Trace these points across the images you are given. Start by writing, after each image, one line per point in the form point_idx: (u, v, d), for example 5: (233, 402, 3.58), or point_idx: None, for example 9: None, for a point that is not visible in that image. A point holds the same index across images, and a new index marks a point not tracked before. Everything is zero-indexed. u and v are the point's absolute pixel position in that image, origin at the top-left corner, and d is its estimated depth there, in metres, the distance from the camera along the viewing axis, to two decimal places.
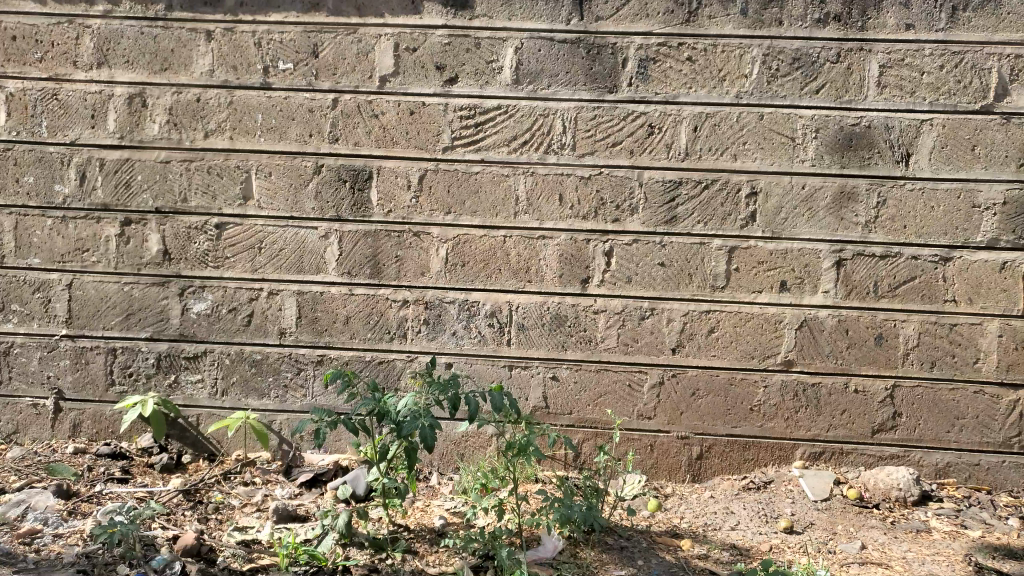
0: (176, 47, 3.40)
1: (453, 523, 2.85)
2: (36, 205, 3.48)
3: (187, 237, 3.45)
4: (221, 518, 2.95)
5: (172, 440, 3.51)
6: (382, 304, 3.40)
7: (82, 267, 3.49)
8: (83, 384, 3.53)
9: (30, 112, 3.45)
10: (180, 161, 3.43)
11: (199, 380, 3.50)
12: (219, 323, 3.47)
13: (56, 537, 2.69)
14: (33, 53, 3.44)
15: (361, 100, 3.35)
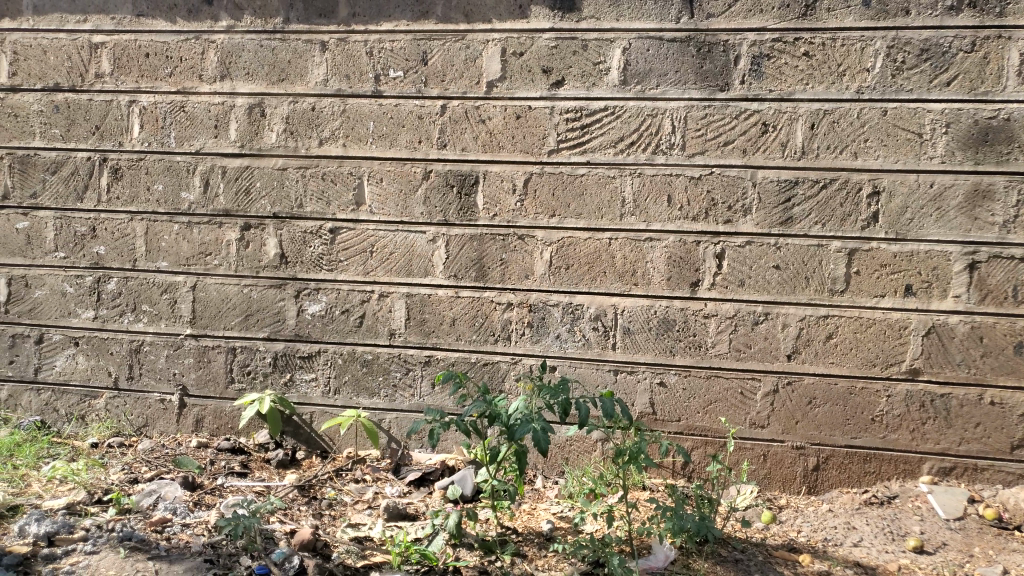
0: (293, 58, 3.54)
1: (561, 527, 2.83)
2: (164, 211, 3.68)
3: (303, 241, 3.57)
4: (335, 514, 3.03)
5: (287, 437, 3.65)
6: (488, 307, 3.42)
7: (205, 270, 3.66)
8: (205, 381, 3.71)
9: (159, 123, 3.66)
10: (296, 168, 3.56)
11: (313, 378, 3.62)
12: (333, 324, 3.58)
13: (184, 527, 2.83)
14: (163, 69, 3.65)
15: (468, 106, 3.39)
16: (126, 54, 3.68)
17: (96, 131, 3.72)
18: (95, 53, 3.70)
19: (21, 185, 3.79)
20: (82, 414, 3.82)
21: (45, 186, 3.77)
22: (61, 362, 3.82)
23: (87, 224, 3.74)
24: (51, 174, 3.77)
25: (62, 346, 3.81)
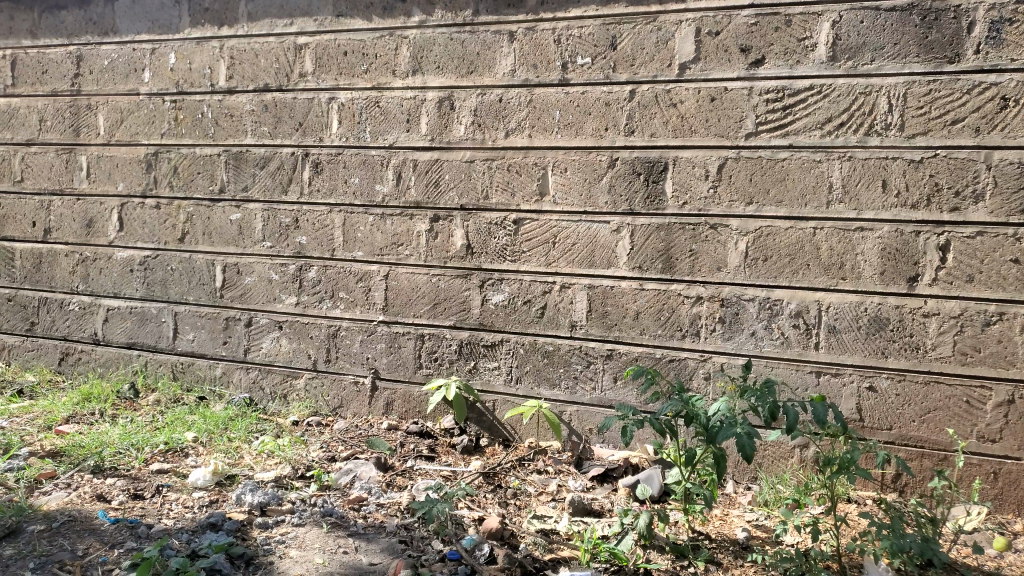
0: (481, 50, 3.57)
1: (758, 537, 2.65)
2: (360, 203, 3.85)
3: (489, 232, 3.60)
4: (520, 504, 3.02)
5: (471, 424, 3.71)
6: (675, 300, 3.28)
7: (397, 260, 3.79)
8: (395, 366, 3.85)
9: (356, 119, 3.83)
10: (483, 160, 3.59)
11: (496, 367, 3.64)
12: (516, 315, 3.58)
13: (379, 506, 2.94)
14: (360, 66, 3.81)
15: (659, 90, 3.26)
16: (327, 53, 3.87)
17: (299, 127, 3.95)
18: (299, 53, 3.93)
19: (235, 180, 4.10)
20: (284, 392, 4.10)
21: (254, 180, 4.06)
22: (267, 343, 4.11)
23: (290, 216, 3.99)
24: (260, 169, 4.05)
25: (268, 329, 4.09)
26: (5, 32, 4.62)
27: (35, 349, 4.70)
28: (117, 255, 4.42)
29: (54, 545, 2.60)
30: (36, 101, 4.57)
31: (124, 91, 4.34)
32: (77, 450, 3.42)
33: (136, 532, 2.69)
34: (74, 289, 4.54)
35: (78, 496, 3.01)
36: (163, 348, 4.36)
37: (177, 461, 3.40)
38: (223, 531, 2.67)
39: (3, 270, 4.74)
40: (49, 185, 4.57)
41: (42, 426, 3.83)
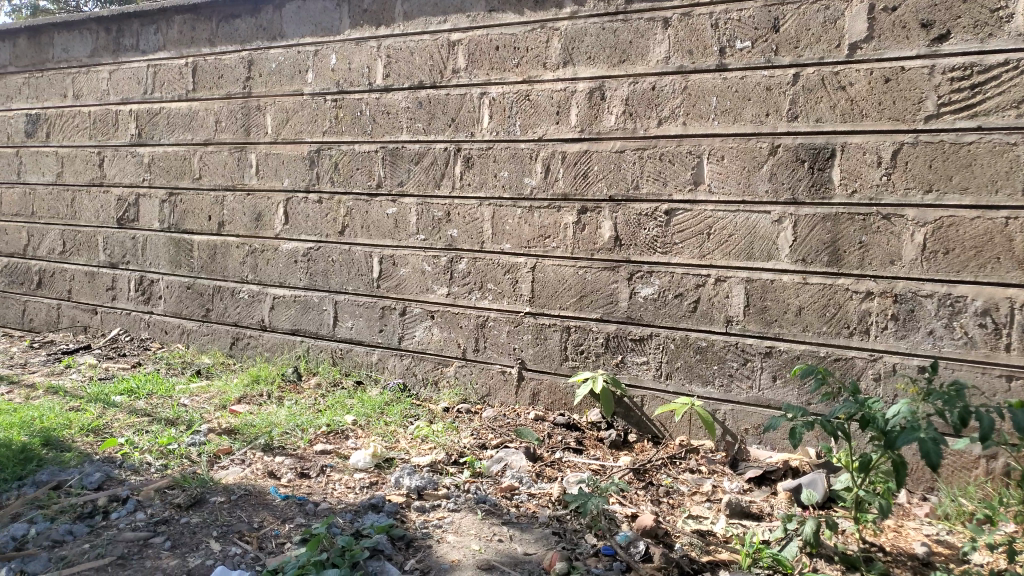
0: (634, 39, 3.50)
1: (940, 553, 2.45)
2: (509, 196, 3.88)
3: (639, 223, 3.53)
4: (673, 502, 2.95)
5: (619, 418, 3.66)
6: (841, 296, 3.09)
7: (544, 252, 3.80)
8: (541, 357, 3.87)
9: (507, 114, 3.86)
10: (633, 150, 3.52)
11: (645, 362, 3.57)
12: (667, 309, 3.49)
13: (530, 497, 2.96)
14: (511, 60, 3.84)
15: (826, 73, 3.07)
16: (480, 49, 3.92)
17: (452, 123, 4.03)
18: (452, 50, 4.01)
19: (391, 175, 4.26)
20: (435, 379, 4.22)
21: (409, 175, 4.19)
22: (420, 332, 4.24)
23: (443, 209, 4.09)
24: (415, 165, 4.17)
25: (420, 319, 4.23)
26: (187, 41, 5.01)
27: (210, 334, 5.09)
28: (283, 246, 4.70)
29: (233, 516, 2.80)
30: (213, 103, 4.93)
31: (290, 93, 4.60)
32: (250, 429, 3.67)
33: (305, 509, 2.85)
34: (245, 278, 4.88)
35: (252, 471, 3.23)
36: (324, 334, 4.60)
37: (338, 443, 3.57)
38: (384, 512, 2.78)
39: (184, 260, 5.16)
40: (223, 182, 4.92)
41: (218, 404, 4.15)
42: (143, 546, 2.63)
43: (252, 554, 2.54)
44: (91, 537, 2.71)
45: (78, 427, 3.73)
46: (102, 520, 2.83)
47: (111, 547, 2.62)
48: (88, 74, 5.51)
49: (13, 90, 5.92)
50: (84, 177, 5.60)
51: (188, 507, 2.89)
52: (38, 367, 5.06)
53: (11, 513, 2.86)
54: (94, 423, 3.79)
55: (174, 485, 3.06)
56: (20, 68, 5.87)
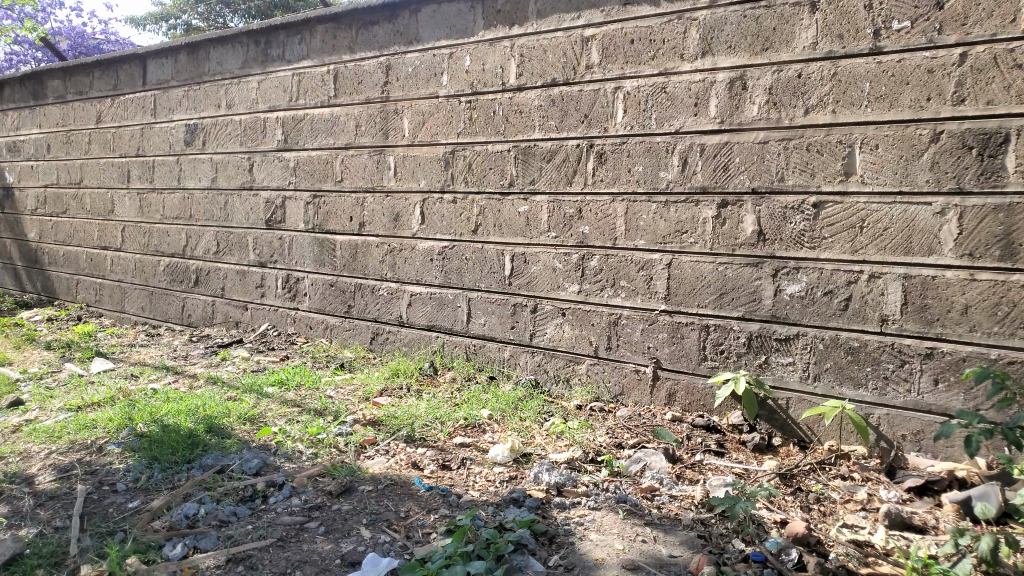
0: (779, 25, 3.35)
1: None
2: (644, 191, 3.82)
3: (784, 217, 3.39)
4: (824, 510, 2.80)
5: (761, 421, 3.54)
6: (1016, 293, 2.85)
7: (681, 248, 3.71)
8: (678, 356, 3.78)
9: (642, 107, 3.80)
10: (778, 140, 3.38)
11: (791, 363, 3.43)
12: (815, 307, 3.33)
13: (672, 498, 2.90)
14: (647, 53, 3.77)
15: (999, 50, 2.84)
16: (614, 43, 3.88)
17: (586, 118, 4.01)
18: (586, 46, 3.98)
19: (523, 173, 4.28)
20: (567, 376, 4.22)
21: (541, 173, 4.21)
22: (551, 329, 4.25)
23: (575, 206, 4.08)
24: (547, 162, 4.18)
25: (552, 316, 4.23)
26: (330, 49, 5.24)
27: (351, 329, 5.32)
28: (420, 245, 4.84)
29: (381, 505, 2.90)
30: (353, 108, 5.14)
31: (426, 95, 4.72)
32: (392, 420, 3.80)
33: (448, 500, 2.91)
34: (383, 276, 5.07)
35: (396, 462, 3.34)
36: (458, 330, 4.70)
37: (477, 436, 3.63)
38: (525, 507, 2.80)
39: (327, 259, 5.42)
40: (363, 184, 5.12)
41: (362, 396, 4.32)
42: (300, 529, 2.78)
43: (400, 542, 2.62)
44: (253, 518, 2.89)
45: (237, 415, 3.99)
46: (262, 504, 3.01)
47: (272, 530, 2.78)
48: (239, 84, 5.87)
49: (174, 102, 6.40)
50: (236, 181, 5.97)
51: (338, 494, 3.02)
52: (198, 359, 5.47)
53: (183, 493, 3.10)
54: (251, 412, 4.04)
55: (325, 473, 3.22)
56: (180, 82, 6.33)
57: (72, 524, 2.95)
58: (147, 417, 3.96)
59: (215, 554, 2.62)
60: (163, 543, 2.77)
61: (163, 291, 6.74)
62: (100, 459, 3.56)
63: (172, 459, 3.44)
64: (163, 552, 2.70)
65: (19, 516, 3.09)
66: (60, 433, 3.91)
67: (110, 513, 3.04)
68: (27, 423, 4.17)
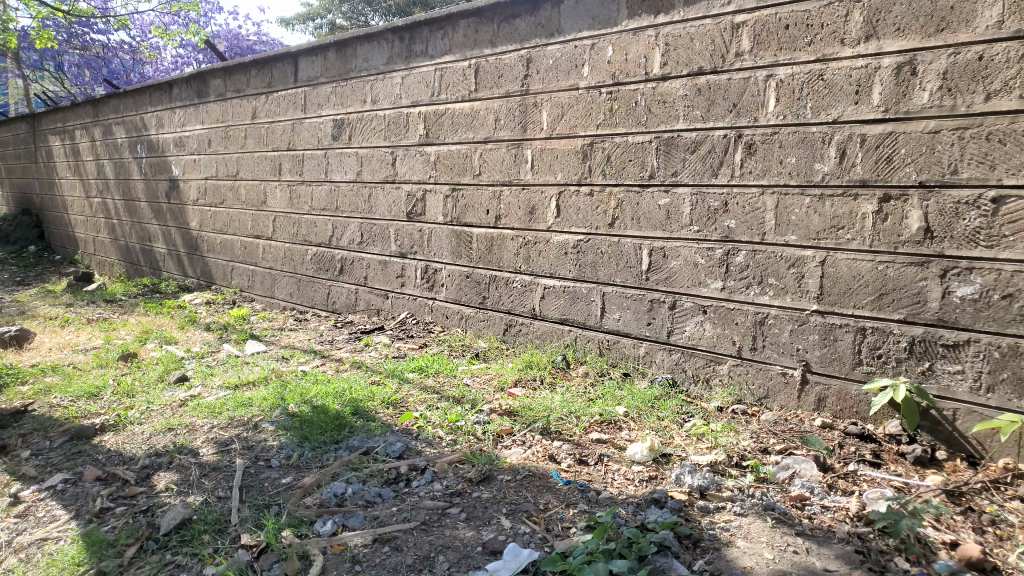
0: (957, 3, 3.08)
1: None
2: (796, 184, 3.63)
3: (956, 213, 3.13)
4: (1001, 534, 2.56)
5: (923, 433, 3.29)
6: None
7: (837, 244, 3.50)
8: (829, 360, 3.58)
9: (796, 95, 3.61)
10: (952, 129, 3.11)
11: (959, 372, 3.17)
12: (990, 311, 3.06)
13: (825, 509, 2.73)
14: (803, 38, 3.57)
15: None
16: (767, 29, 3.70)
17: (734, 108, 3.86)
18: (737, 33, 3.82)
19: (665, 165, 4.18)
20: (707, 377, 4.09)
21: (685, 164, 4.09)
22: (691, 327, 4.13)
23: (720, 199, 3.94)
24: (691, 153, 4.06)
25: (692, 313, 4.11)
26: (472, 43, 5.31)
27: (485, 320, 5.39)
28: (555, 238, 4.83)
29: (520, 496, 2.91)
30: (493, 102, 5.18)
31: (567, 87, 4.69)
32: (528, 412, 3.81)
33: (587, 496, 2.88)
34: (518, 268, 5.09)
35: (533, 454, 3.34)
36: (592, 325, 4.65)
37: (613, 433, 3.58)
38: (667, 508, 2.73)
39: (464, 251, 5.51)
40: (500, 177, 5.16)
41: (497, 386, 4.37)
42: (442, 515, 2.83)
43: (541, 534, 2.62)
44: (397, 501, 2.98)
45: (380, 399, 4.13)
46: (405, 487, 3.10)
47: (415, 513, 2.85)
48: (384, 80, 6.06)
49: (323, 99, 6.69)
50: (379, 175, 6.18)
51: (478, 482, 3.06)
52: (343, 344, 5.71)
53: (332, 472, 3.24)
54: (393, 397, 4.17)
55: (464, 461, 3.27)
56: (329, 79, 6.62)
57: (233, 495, 3.15)
58: (299, 398, 4.17)
59: (363, 534, 2.72)
60: (314, 519, 2.90)
61: (310, 279, 7.10)
62: (256, 435, 3.79)
63: (321, 439, 3.61)
64: (315, 528, 2.83)
65: (187, 484, 3.34)
66: (220, 409, 4.19)
67: (266, 487, 3.22)
68: (192, 398, 4.50)
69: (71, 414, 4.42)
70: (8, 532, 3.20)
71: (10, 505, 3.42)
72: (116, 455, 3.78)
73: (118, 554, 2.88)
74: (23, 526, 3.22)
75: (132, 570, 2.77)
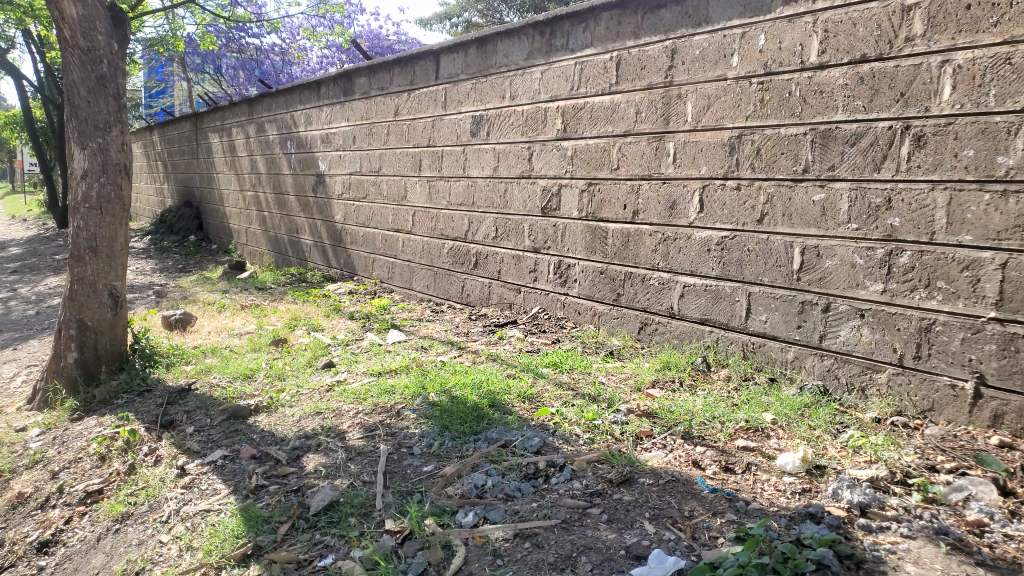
0: None
1: None
2: (974, 179, 3.33)
3: None
4: None
5: None
6: None
7: (1021, 246, 3.18)
8: (1009, 373, 3.25)
9: (978, 82, 3.29)
10: None
11: None
12: None
13: (1007, 538, 2.47)
14: (989, 19, 3.25)
15: None
16: (944, 10, 3.40)
17: (901, 97, 3.57)
18: (908, 15, 3.54)
19: (821, 159, 3.94)
20: (863, 386, 3.83)
21: (843, 158, 3.83)
22: (846, 332, 3.88)
23: (883, 195, 3.67)
24: (850, 146, 3.80)
25: (848, 317, 3.86)
26: (614, 36, 5.22)
27: (620, 317, 5.30)
28: (697, 235, 4.67)
29: (663, 500, 2.82)
30: (635, 95, 5.07)
31: (714, 78, 4.51)
32: (668, 414, 3.69)
33: (735, 505, 2.75)
34: (656, 265, 4.97)
35: (675, 458, 3.24)
36: (735, 326, 4.47)
37: (760, 441, 3.41)
38: (824, 524, 2.56)
39: (599, 247, 5.44)
40: (640, 171, 5.04)
41: (634, 386, 4.27)
42: (583, 514, 2.79)
43: (686, 542, 2.52)
44: (537, 497, 2.96)
45: (517, 393, 4.14)
46: (544, 483, 3.08)
47: (556, 511, 2.82)
48: (524, 75, 6.07)
49: (463, 95, 6.80)
50: (516, 169, 6.21)
51: (619, 483, 3.00)
52: (478, 336, 5.79)
53: (472, 463, 3.27)
54: (529, 392, 4.17)
55: (604, 460, 3.21)
56: (470, 75, 6.70)
57: (378, 481, 3.24)
58: (438, 388, 4.26)
59: (504, 528, 2.73)
60: (455, 509, 2.93)
61: (446, 272, 7.24)
62: (399, 422, 3.89)
63: (461, 429, 3.66)
64: (456, 519, 2.86)
65: (334, 467, 3.47)
66: (365, 395, 4.33)
67: (408, 474, 3.29)
68: (338, 383, 4.69)
69: (229, 394, 4.72)
70: (177, 501, 3.46)
71: (178, 476, 3.70)
72: (269, 435, 4.00)
73: (272, 530, 3.03)
74: (189, 497, 3.47)
75: (286, 546, 2.91)
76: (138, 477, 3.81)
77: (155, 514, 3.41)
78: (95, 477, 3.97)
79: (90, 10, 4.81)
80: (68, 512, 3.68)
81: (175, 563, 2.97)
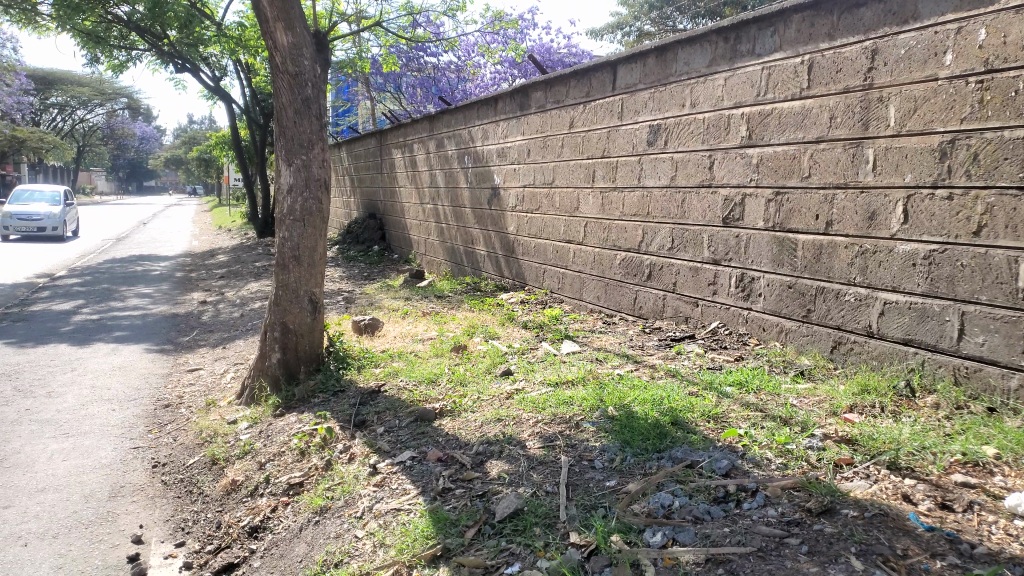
0: None
1: None
2: None
3: None
4: None
5: None
6: None
7: None
8: None
9: None
10: None
11: None
12: None
13: None
14: None
15: None
16: None
17: None
18: None
19: None
20: None
21: None
22: None
23: None
24: None
25: None
26: (806, 39, 4.95)
27: (810, 335, 5.00)
28: (900, 248, 4.31)
29: (871, 535, 2.60)
30: (829, 99, 4.77)
31: (922, 79, 4.15)
32: (871, 442, 3.42)
33: (958, 548, 2.49)
34: (852, 280, 4.64)
35: (882, 490, 2.98)
36: (946, 348, 4.07)
37: (982, 477, 3.07)
38: None
39: (786, 259, 5.17)
40: (834, 179, 4.74)
41: (828, 410, 3.99)
42: (780, 544, 2.63)
43: None
44: (729, 522, 2.84)
45: (700, 411, 4.01)
46: (736, 508, 2.94)
47: (750, 538, 2.69)
48: (705, 83, 5.90)
49: (640, 105, 6.72)
50: (695, 179, 6.05)
51: (819, 513, 2.80)
52: (653, 350, 5.68)
53: (657, 482, 3.19)
54: (713, 411, 4.02)
55: (801, 487, 3.01)
56: (647, 85, 6.62)
57: (561, 492, 3.24)
58: (617, 401, 4.21)
59: (695, 551, 2.64)
60: (642, 528, 2.87)
61: (618, 283, 7.18)
62: (578, 434, 3.88)
63: (643, 446, 3.59)
64: (644, 537, 2.80)
65: (517, 474, 3.52)
66: (544, 405, 4.37)
67: (591, 487, 3.27)
68: (517, 392, 4.76)
69: (415, 397, 4.93)
70: (370, 498, 3.64)
71: (370, 474, 3.90)
72: (453, 439, 4.12)
73: (459, 533, 3.11)
74: (382, 495, 3.64)
75: (473, 550, 2.98)
76: (335, 473, 4.07)
77: (350, 509, 3.61)
78: (297, 470, 4.27)
79: (299, 38, 5.24)
80: (275, 501, 4.00)
81: (370, 558, 3.13)
